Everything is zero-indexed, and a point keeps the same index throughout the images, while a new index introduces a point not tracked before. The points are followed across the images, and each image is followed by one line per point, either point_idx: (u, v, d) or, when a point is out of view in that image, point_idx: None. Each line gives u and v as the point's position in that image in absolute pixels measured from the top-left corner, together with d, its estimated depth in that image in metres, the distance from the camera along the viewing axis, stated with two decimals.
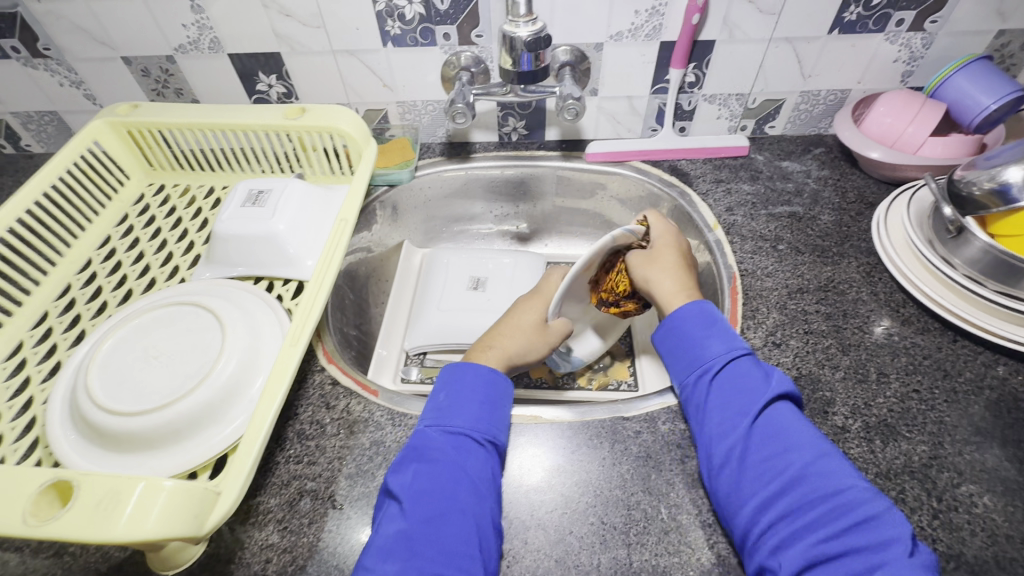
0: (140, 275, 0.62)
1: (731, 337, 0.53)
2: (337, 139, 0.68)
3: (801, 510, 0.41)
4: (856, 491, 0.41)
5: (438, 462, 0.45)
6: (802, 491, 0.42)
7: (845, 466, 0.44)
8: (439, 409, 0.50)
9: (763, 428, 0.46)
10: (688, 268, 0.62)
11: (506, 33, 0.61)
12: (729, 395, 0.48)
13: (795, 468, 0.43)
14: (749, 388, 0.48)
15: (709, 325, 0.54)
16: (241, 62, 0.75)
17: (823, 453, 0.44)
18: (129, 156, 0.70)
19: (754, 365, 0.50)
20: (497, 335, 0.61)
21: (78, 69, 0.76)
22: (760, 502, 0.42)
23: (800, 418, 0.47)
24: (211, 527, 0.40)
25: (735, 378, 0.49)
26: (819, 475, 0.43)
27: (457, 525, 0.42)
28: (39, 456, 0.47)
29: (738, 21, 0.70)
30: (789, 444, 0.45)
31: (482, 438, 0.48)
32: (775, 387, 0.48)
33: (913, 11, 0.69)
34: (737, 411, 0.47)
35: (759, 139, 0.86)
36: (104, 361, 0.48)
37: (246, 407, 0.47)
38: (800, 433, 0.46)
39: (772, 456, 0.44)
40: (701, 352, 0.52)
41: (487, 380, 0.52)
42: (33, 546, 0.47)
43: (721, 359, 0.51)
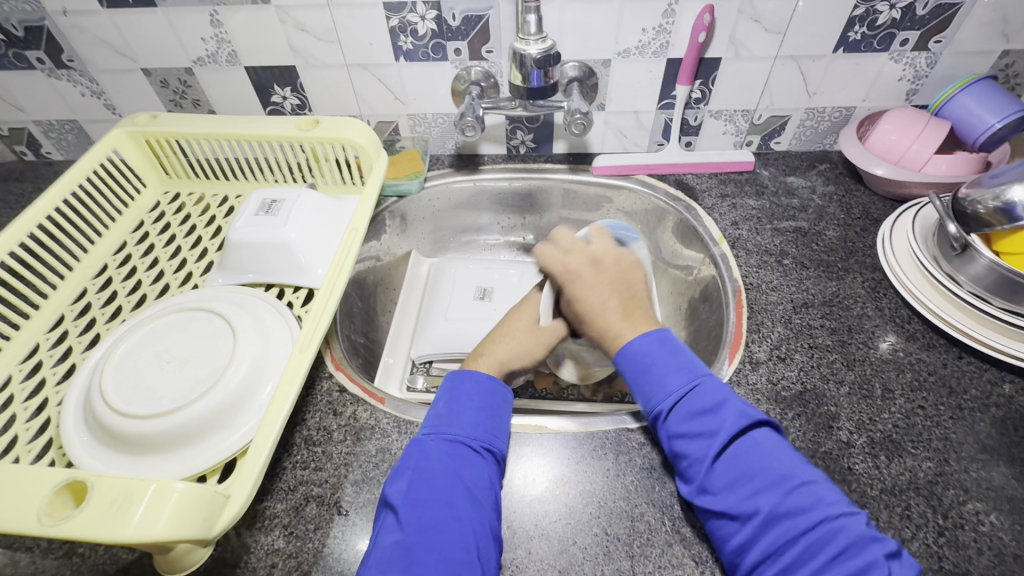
0: (154, 281, 0.63)
1: (683, 370, 0.50)
2: (349, 150, 0.69)
3: (778, 551, 0.41)
4: (828, 525, 0.40)
5: (436, 471, 0.46)
6: (774, 535, 0.41)
7: (816, 495, 0.42)
8: (438, 417, 0.51)
9: (725, 472, 0.45)
10: (608, 299, 0.57)
11: (518, 50, 0.62)
12: (687, 442, 0.47)
13: (764, 510, 0.42)
14: (703, 429, 0.47)
15: (650, 362, 0.51)
16: (258, 75, 0.77)
17: (792, 487, 0.43)
18: (147, 164, 0.72)
19: (706, 399, 0.48)
20: (489, 341, 0.62)
21: (100, 80, 0.78)
22: (739, 544, 0.42)
23: (767, 447, 0.45)
24: (218, 531, 0.40)
25: (689, 419, 0.48)
26: (790, 513, 0.41)
27: (455, 533, 0.42)
28: (52, 457, 0.48)
29: (744, 40, 0.72)
30: (755, 486, 0.43)
31: (479, 445, 0.49)
32: (731, 423, 0.46)
33: (917, 31, 0.70)
34: (697, 457, 0.46)
35: (765, 154, 0.87)
36: (118, 364, 0.49)
37: (256, 413, 0.48)
38: (766, 467, 0.44)
39: (740, 500, 0.43)
40: (651, 395, 0.50)
41: (486, 388, 0.53)
42: (43, 547, 0.47)
43: (672, 401, 0.49)
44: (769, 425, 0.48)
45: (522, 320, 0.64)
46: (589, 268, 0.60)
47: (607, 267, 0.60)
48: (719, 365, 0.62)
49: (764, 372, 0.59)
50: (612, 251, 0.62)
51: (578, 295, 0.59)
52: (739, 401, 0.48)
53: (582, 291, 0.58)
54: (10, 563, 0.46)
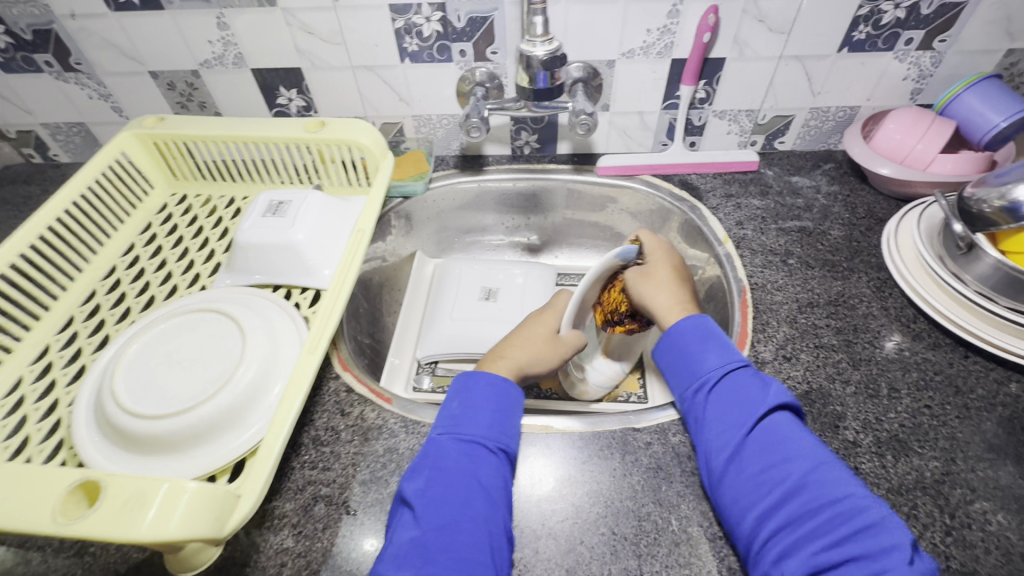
0: (163, 283, 0.64)
1: (729, 349, 0.53)
2: (355, 152, 0.69)
3: (799, 520, 0.41)
4: (854, 500, 0.41)
5: (453, 471, 0.46)
6: (800, 502, 0.42)
7: (845, 476, 0.43)
8: (453, 417, 0.51)
9: (760, 440, 0.46)
10: (680, 281, 0.61)
11: (523, 51, 0.63)
12: (727, 407, 0.48)
13: (794, 477, 0.43)
14: (745, 399, 0.48)
15: (705, 337, 0.53)
16: (264, 77, 0.78)
17: (822, 463, 0.44)
18: (154, 166, 0.73)
19: (751, 376, 0.50)
20: (511, 343, 0.61)
21: (107, 82, 0.79)
22: (761, 512, 0.42)
23: (800, 428, 0.47)
24: (230, 530, 0.41)
25: (734, 389, 0.49)
26: (819, 485, 0.42)
27: (471, 533, 0.43)
28: (63, 457, 0.48)
29: (748, 40, 0.72)
30: (788, 456, 0.44)
31: (493, 445, 0.49)
32: (774, 397, 0.48)
33: (922, 31, 0.70)
34: (734, 421, 0.47)
35: (769, 154, 0.87)
36: (129, 365, 0.50)
37: (265, 413, 0.48)
38: (799, 442, 0.45)
39: (771, 467, 0.44)
40: (698, 363, 0.52)
41: (500, 389, 0.53)
42: (55, 546, 0.48)
43: (719, 370, 0.51)
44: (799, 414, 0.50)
45: (545, 325, 0.64)
46: (658, 257, 0.62)
47: (680, 257, 0.64)
48: None
49: (769, 372, 0.59)
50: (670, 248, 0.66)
51: (659, 266, 0.61)
52: (779, 385, 0.50)
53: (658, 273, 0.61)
54: (22, 562, 0.47)
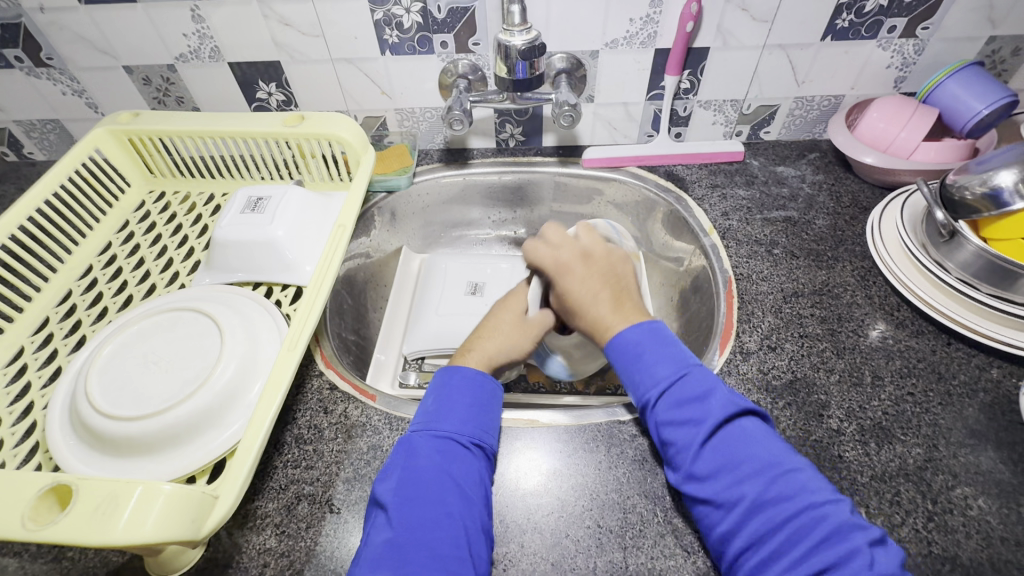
0: (140, 282, 0.63)
1: (671, 360, 0.50)
2: (335, 146, 0.68)
3: (765, 538, 0.40)
4: (812, 511, 0.40)
5: (424, 469, 0.46)
6: (758, 521, 0.41)
7: (803, 482, 0.42)
8: (426, 415, 0.50)
9: (710, 460, 0.44)
10: (599, 292, 0.56)
11: (502, 41, 0.61)
12: (673, 430, 0.46)
13: (749, 498, 0.42)
14: (690, 417, 0.46)
15: (641, 350, 0.50)
16: (242, 71, 0.76)
17: (778, 475, 0.42)
18: (130, 163, 0.71)
19: (695, 387, 0.48)
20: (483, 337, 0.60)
21: (81, 78, 0.77)
22: (725, 531, 0.42)
23: (752, 436, 0.45)
24: (208, 531, 0.40)
25: (677, 407, 0.47)
26: (774, 501, 0.41)
27: (445, 530, 0.42)
28: (39, 461, 0.47)
29: (732, 28, 0.71)
30: (739, 474, 0.43)
31: (468, 441, 0.49)
32: (718, 411, 0.46)
33: (904, 18, 0.70)
34: (683, 445, 0.46)
35: (754, 144, 0.87)
36: (103, 366, 0.49)
37: (243, 412, 0.48)
38: (750, 455, 0.44)
39: (726, 487, 0.43)
40: (639, 384, 0.50)
41: (476, 383, 0.53)
42: (32, 551, 0.47)
43: (659, 390, 0.48)
44: (753, 414, 0.47)
45: (511, 311, 0.63)
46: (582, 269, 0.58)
47: (595, 259, 0.59)
48: (710, 355, 0.62)
49: (754, 362, 0.59)
50: (601, 245, 0.61)
51: (569, 287, 0.57)
52: (728, 390, 0.48)
53: (572, 284, 0.57)
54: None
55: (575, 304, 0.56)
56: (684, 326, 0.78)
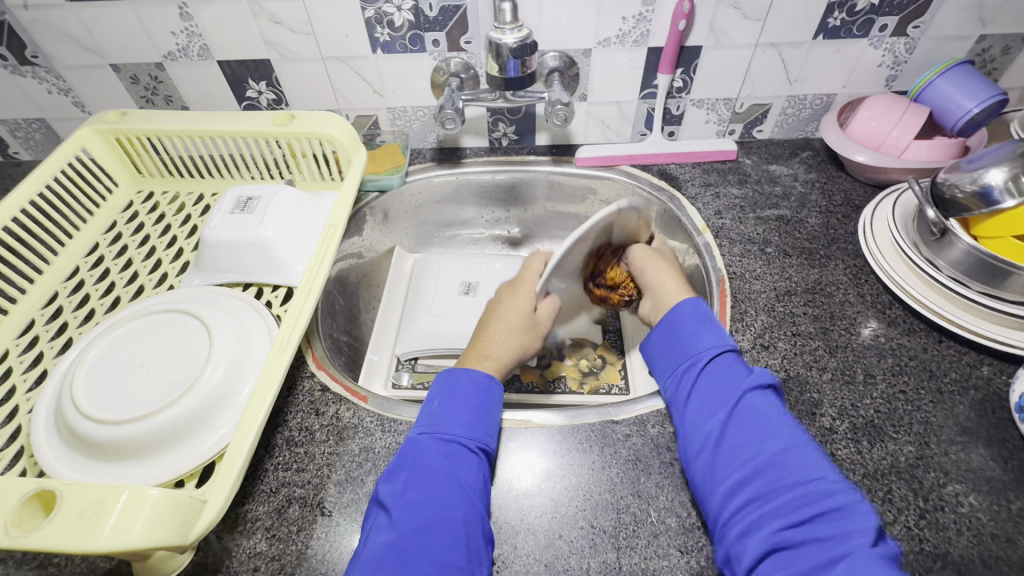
0: (128, 283, 0.62)
1: (722, 333, 0.53)
2: (326, 145, 0.67)
3: (770, 496, 0.41)
4: (824, 483, 0.41)
5: (431, 470, 0.46)
6: (767, 479, 0.42)
7: (820, 460, 0.43)
8: (433, 416, 0.50)
9: (738, 417, 0.46)
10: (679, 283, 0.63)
11: (492, 39, 0.61)
12: (713, 386, 0.49)
13: (765, 456, 0.43)
14: (731, 380, 0.49)
15: (706, 320, 0.54)
16: (231, 70, 0.75)
17: (799, 445, 0.44)
18: (118, 163, 0.70)
19: (743, 361, 0.50)
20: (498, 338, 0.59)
21: (67, 77, 0.76)
22: (732, 486, 0.43)
23: (783, 411, 0.47)
24: (195, 536, 0.39)
25: (723, 369, 0.50)
26: (792, 464, 0.42)
27: (447, 534, 0.42)
28: (23, 466, 0.46)
29: (724, 27, 0.71)
30: (763, 434, 0.44)
31: (473, 445, 0.49)
32: (760, 380, 0.48)
33: (895, 17, 0.70)
34: (717, 401, 0.48)
35: (747, 143, 0.87)
36: (90, 368, 0.48)
37: (233, 415, 0.47)
38: (779, 424, 0.45)
39: (746, 443, 0.44)
40: (693, 343, 0.52)
41: (483, 387, 0.53)
42: (17, 558, 0.46)
43: (715, 352, 0.51)
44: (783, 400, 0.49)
45: (519, 308, 0.61)
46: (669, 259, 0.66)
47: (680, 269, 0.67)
48: None
49: (747, 361, 0.59)
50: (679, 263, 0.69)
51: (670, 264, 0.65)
52: (770, 372, 0.50)
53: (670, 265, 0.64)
54: None
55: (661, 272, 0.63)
56: None
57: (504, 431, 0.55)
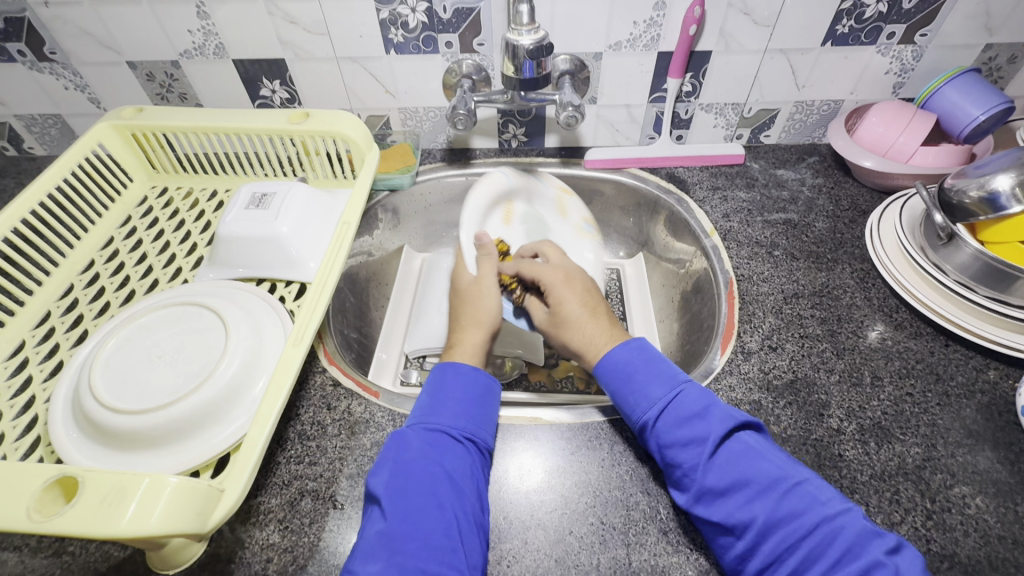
0: (143, 277, 0.62)
1: (665, 380, 0.51)
2: (340, 143, 0.68)
3: (781, 557, 0.41)
4: (826, 525, 0.41)
5: (415, 461, 0.46)
6: (776, 540, 0.41)
7: (811, 494, 0.42)
8: (422, 408, 0.51)
9: (718, 480, 0.45)
10: (596, 310, 0.60)
11: (510, 41, 0.62)
12: (676, 453, 0.47)
13: (760, 518, 0.42)
14: (692, 436, 0.47)
15: (632, 371, 0.52)
16: (246, 68, 0.76)
17: (786, 489, 0.43)
18: (133, 158, 0.71)
19: (691, 405, 0.48)
20: (456, 332, 0.61)
21: (83, 73, 0.77)
22: (741, 552, 0.42)
23: (752, 448, 0.46)
24: (213, 525, 0.40)
25: (678, 427, 0.48)
26: (788, 517, 0.42)
27: (436, 520, 0.43)
28: (40, 454, 0.47)
29: (734, 33, 0.72)
30: (748, 492, 0.43)
31: (461, 435, 0.49)
32: (719, 427, 0.46)
33: (903, 25, 0.71)
34: (688, 468, 0.46)
35: (755, 147, 0.88)
36: (107, 360, 0.49)
37: (249, 407, 0.48)
38: (756, 471, 0.44)
39: (736, 508, 0.43)
40: (635, 405, 0.51)
41: (469, 378, 0.54)
42: (32, 546, 0.47)
43: (658, 410, 0.49)
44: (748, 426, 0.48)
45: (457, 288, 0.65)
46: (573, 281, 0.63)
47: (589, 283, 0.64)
48: (711, 355, 0.63)
49: (755, 362, 0.60)
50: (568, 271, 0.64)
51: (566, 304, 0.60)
52: (724, 404, 0.49)
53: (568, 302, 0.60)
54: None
55: (570, 316, 0.60)
56: (684, 327, 0.79)
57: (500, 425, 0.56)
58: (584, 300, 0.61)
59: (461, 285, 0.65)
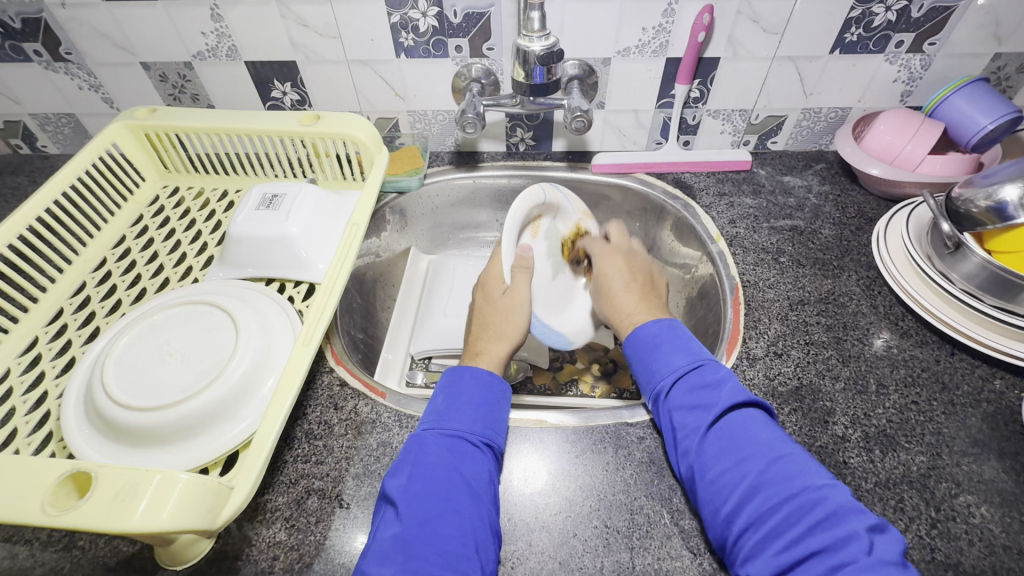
0: (154, 275, 0.63)
1: (686, 351, 0.53)
2: (349, 146, 0.69)
3: (763, 518, 0.41)
4: (810, 493, 0.41)
5: (435, 465, 0.47)
6: (760, 501, 0.42)
7: (801, 466, 0.43)
8: (438, 412, 0.51)
9: (716, 442, 0.47)
10: (631, 282, 0.65)
11: (520, 46, 0.63)
12: (684, 416, 0.49)
13: (748, 480, 0.43)
14: (700, 402, 0.49)
15: (660, 341, 0.55)
16: (257, 70, 0.77)
17: (778, 458, 0.44)
18: (145, 158, 0.72)
19: (706, 376, 0.51)
20: (483, 339, 0.61)
21: (98, 73, 0.78)
22: (727, 513, 0.43)
23: (757, 423, 0.47)
24: (222, 521, 0.40)
25: (689, 393, 0.50)
26: (773, 482, 0.43)
27: (453, 527, 0.43)
28: (52, 449, 0.48)
29: (742, 40, 0.72)
30: (742, 457, 0.45)
31: (479, 440, 0.50)
32: (728, 398, 0.48)
33: (912, 33, 0.71)
34: (691, 430, 0.48)
35: (762, 154, 0.88)
36: (119, 357, 0.49)
37: (258, 405, 0.48)
38: (754, 439, 0.46)
39: (727, 469, 0.45)
40: (654, 373, 0.53)
41: (486, 383, 0.54)
42: (43, 539, 0.48)
43: (674, 377, 0.52)
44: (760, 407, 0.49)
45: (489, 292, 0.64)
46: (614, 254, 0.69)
47: (635, 259, 0.69)
48: (716, 360, 0.63)
49: (761, 368, 0.60)
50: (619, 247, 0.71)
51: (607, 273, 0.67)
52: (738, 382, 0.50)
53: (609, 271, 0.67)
54: (9, 556, 0.46)
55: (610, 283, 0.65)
56: (689, 333, 0.79)
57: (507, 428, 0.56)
58: (625, 270, 0.66)
59: (494, 292, 0.64)
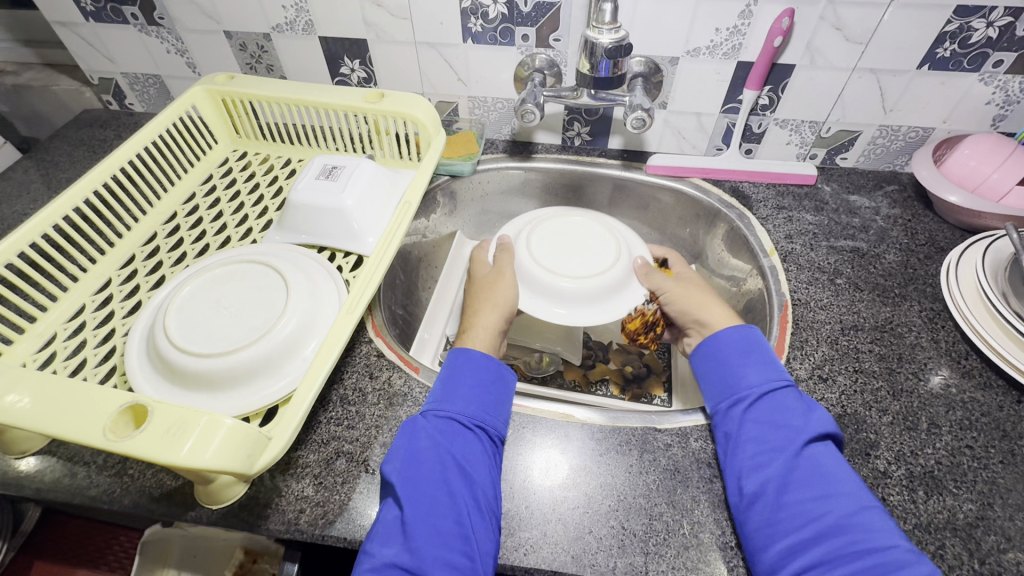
0: (217, 233, 0.67)
1: (770, 370, 0.54)
2: (409, 126, 0.70)
3: (837, 560, 0.41)
4: (896, 549, 0.41)
5: (426, 449, 0.48)
6: (836, 545, 0.42)
7: (884, 519, 0.43)
8: (434, 397, 0.53)
9: (803, 467, 0.47)
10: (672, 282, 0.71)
11: (589, 38, 0.62)
12: (768, 430, 0.50)
13: (832, 517, 0.43)
14: (787, 423, 0.50)
15: (749, 351, 0.57)
16: (329, 46, 0.80)
17: (866, 505, 0.44)
18: (220, 121, 0.76)
19: (794, 400, 0.51)
20: (474, 315, 0.66)
21: (185, 39, 0.83)
22: (791, 546, 0.43)
23: (841, 462, 0.47)
24: (258, 469, 0.43)
25: (774, 410, 0.51)
26: (861, 527, 0.42)
27: (447, 510, 0.45)
28: (115, 382, 0.52)
29: (822, 47, 0.69)
30: (830, 491, 0.45)
31: (470, 423, 0.51)
32: (817, 426, 0.49)
33: (1013, 53, 0.66)
34: (773, 447, 0.48)
35: (828, 169, 0.84)
36: (181, 305, 0.53)
37: (299, 365, 0.51)
38: (841, 478, 0.46)
39: (813, 500, 0.45)
40: (740, 380, 0.55)
41: (482, 366, 0.56)
42: (99, 464, 0.52)
43: (760, 391, 0.53)
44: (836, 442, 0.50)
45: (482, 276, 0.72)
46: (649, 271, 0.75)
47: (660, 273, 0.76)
48: None
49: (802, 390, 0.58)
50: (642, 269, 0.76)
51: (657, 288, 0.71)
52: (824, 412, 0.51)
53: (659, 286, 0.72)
54: (69, 474, 0.51)
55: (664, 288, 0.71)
56: None
57: (530, 417, 0.57)
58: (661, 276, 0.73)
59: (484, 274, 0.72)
